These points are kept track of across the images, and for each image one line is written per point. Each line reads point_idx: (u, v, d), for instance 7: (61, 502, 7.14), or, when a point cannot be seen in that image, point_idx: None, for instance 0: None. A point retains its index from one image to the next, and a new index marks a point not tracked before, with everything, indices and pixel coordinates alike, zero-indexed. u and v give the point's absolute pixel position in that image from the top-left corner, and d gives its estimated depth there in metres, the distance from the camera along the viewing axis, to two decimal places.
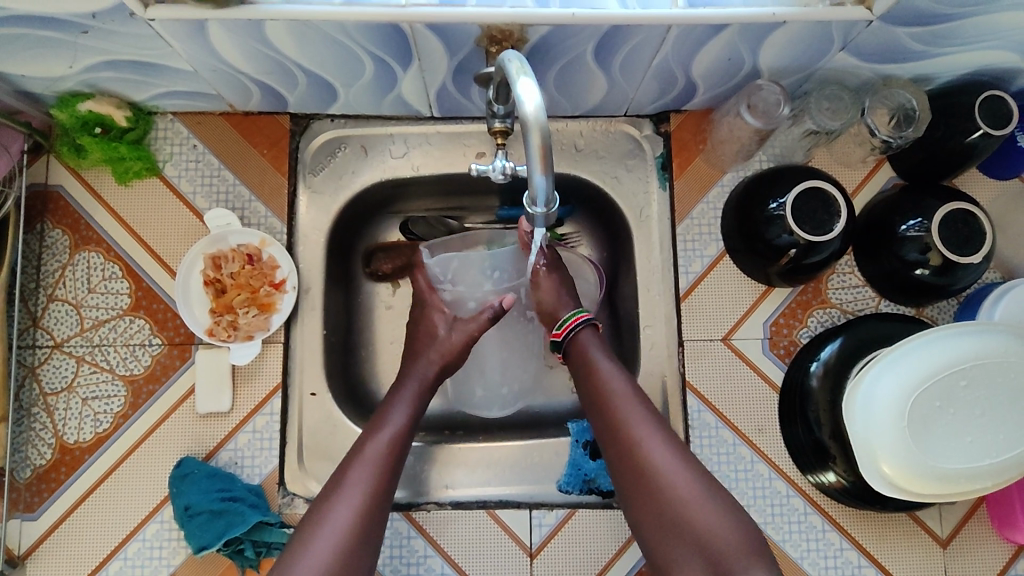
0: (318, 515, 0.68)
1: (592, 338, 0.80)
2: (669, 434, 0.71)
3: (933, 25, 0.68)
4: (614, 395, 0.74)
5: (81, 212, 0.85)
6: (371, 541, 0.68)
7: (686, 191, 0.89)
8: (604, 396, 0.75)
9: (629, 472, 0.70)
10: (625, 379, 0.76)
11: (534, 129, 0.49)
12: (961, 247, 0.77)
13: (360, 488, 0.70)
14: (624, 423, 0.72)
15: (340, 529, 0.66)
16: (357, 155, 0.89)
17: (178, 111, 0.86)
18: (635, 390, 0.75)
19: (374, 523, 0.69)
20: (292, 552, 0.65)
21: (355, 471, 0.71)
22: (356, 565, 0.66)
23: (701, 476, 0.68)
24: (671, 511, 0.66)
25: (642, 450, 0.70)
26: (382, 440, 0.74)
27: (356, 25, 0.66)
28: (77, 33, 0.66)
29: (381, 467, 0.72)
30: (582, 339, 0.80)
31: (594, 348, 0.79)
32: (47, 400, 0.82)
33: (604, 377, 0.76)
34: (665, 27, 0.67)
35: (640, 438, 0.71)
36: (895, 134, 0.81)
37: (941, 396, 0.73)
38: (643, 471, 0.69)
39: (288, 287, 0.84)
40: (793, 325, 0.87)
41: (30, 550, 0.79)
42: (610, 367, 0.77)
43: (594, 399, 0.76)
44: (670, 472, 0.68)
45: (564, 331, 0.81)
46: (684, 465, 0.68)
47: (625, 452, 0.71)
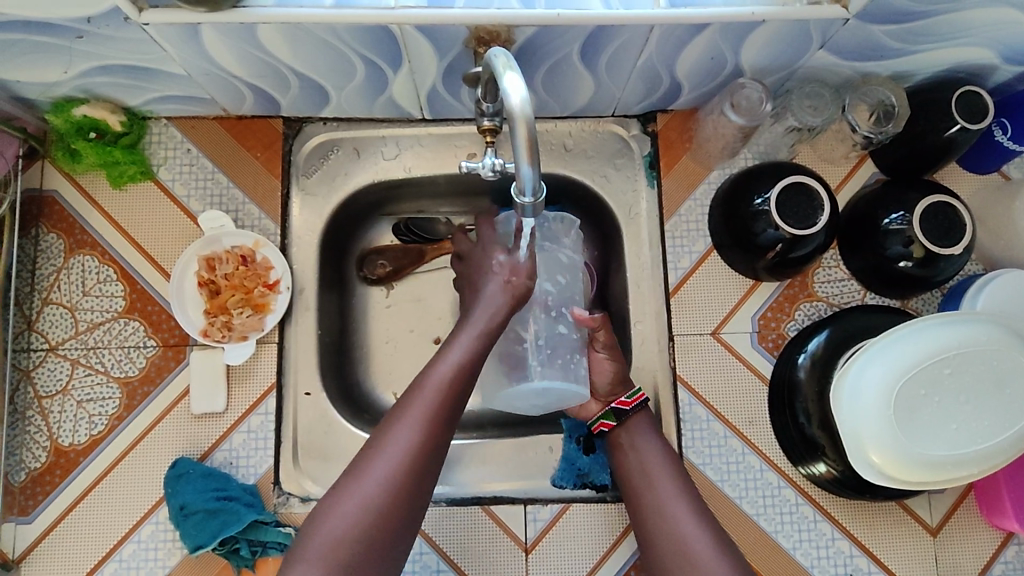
0: (371, 447, 0.68)
1: (644, 418, 0.81)
2: (702, 512, 0.73)
3: (908, 22, 0.70)
4: (652, 478, 0.76)
5: (75, 216, 0.86)
6: (423, 476, 0.67)
7: (674, 188, 0.91)
8: (647, 474, 0.76)
9: (660, 545, 0.72)
10: (665, 458, 0.77)
11: (519, 121, 0.51)
12: (942, 238, 0.78)
13: (416, 425, 0.68)
14: (657, 497, 0.75)
15: (391, 465, 0.66)
16: (349, 157, 0.91)
17: (173, 116, 0.87)
18: (672, 467, 0.77)
19: (427, 455, 0.67)
20: (344, 481, 0.66)
21: (413, 410, 0.68)
22: (403, 499, 0.66)
23: (728, 553, 0.70)
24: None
25: (670, 524, 0.72)
26: (443, 373, 0.70)
27: (347, 28, 0.67)
28: (72, 37, 0.68)
29: (439, 404, 0.69)
30: (635, 418, 0.80)
31: (639, 431, 0.80)
32: (42, 403, 0.82)
33: (647, 458, 0.77)
34: (649, 27, 0.69)
35: (671, 514, 0.73)
36: (875, 130, 0.83)
37: (926, 384, 0.75)
38: (672, 545, 0.71)
39: (281, 287, 0.85)
40: (780, 319, 0.88)
41: (24, 553, 0.79)
42: (655, 447, 0.78)
43: (634, 473, 0.77)
44: (700, 548, 0.70)
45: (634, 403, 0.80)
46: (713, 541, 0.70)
47: (656, 524, 0.73)
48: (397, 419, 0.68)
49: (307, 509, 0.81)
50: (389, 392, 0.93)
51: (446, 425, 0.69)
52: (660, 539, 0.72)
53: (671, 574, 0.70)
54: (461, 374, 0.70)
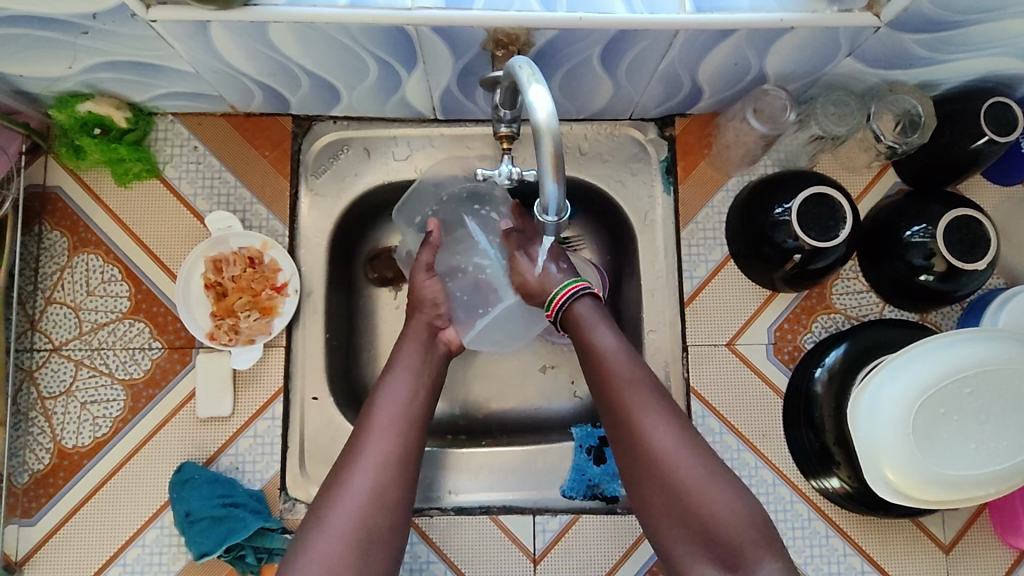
0: (336, 486, 0.68)
1: (590, 306, 0.77)
2: (662, 402, 0.70)
3: (941, 31, 0.68)
4: (611, 370, 0.72)
5: (79, 214, 0.84)
6: (394, 505, 0.68)
7: (691, 195, 0.89)
8: (606, 368, 0.73)
9: (627, 446, 0.69)
10: (622, 351, 0.73)
11: (545, 136, 0.48)
12: (966, 253, 0.77)
13: (377, 457, 0.70)
14: (615, 393, 0.71)
15: (360, 497, 0.67)
16: (359, 157, 0.89)
17: (179, 112, 0.85)
18: (630, 357, 0.73)
19: (401, 451, 0.71)
20: (313, 524, 0.66)
21: (370, 445, 0.71)
22: (378, 529, 0.66)
23: (694, 447, 0.68)
24: (665, 481, 0.66)
25: (633, 424, 0.69)
26: (389, 409, 0.74)
27: (360, 28, 0.65)
28: (77, 33, 0.66)
29: (393, 432, 0.72)
30: (577, 308, 0.76)
31: (591, 319, 0.76)
32: (45, 404, 0.81)
33: (602, 349, 0.73)
34: (673, 32, 0.67)
35: (632, 410, 0.70)
36: (900, 140, 0.80)
37: (946, 402, 0.73)
38: (636, 447, 0.69)
39: (290, 290, 0.83)
40: (797, 331, 0.86)
41: (28, 556, 0.78)
42: (607, 335, 0.74)
43: (593, 369, 0.74)
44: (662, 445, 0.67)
45: (558, 305, 0.78)
46: (674, 434, 0.68)
47: (620, 425, 0.70)
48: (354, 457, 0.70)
49: None
50: None
51: (407, 453, 0.72)
52: (625, 440, 0.70)
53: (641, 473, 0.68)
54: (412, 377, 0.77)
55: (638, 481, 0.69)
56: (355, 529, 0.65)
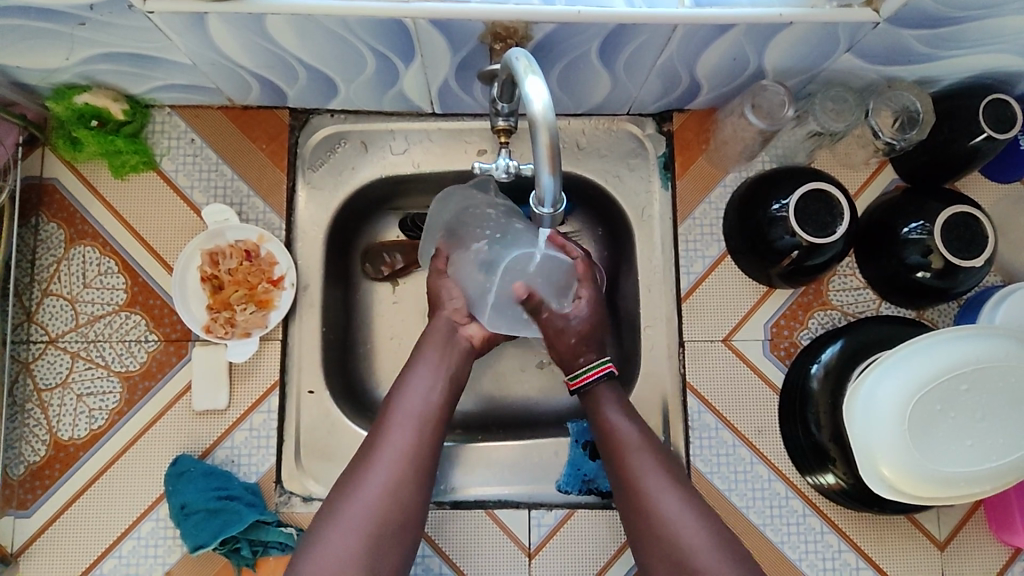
0: (349, 481, 0.70)
1: (607, 389, 0.78)
2: (675, 482, 0.71)
3: (941, 27, 0.68)
4: (624, 445, 0.74)
5: (76, 206, 0.84)
6: (406, 501, 0.69)
7: (688, 191, 0.88)
8: (620, 450, 0.74)
9: (638, 525, 0.71)
10: (637, 429, 0.75)
11: (542, 128, 0.48)
12: (963, 250, 0.77)
13: (392, 456, 0.71)
14: (629, 473, 0.72)
15: (372, 494, 0.68)
16: (357, 151, 0.89)
17: (176, 104, 0.85)
18: (645, 440, 0.74)
19: (411, 481, 0.70)
20: (325, 518, 0.68)
21: (385, 449, 0.71)
22: (388, 526, 0.68)
23: (706, 525, 0.69)
24: (676, 560, 0.67)
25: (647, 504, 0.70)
26: (409, 406, 0.75)
27: (358, 21, 0.65)
28: (73, 24, 0.65)
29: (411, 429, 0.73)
30: (597, 389, 0.78)
31: (607, 398, 0.77)
32: (41, 396, 0.81)
33: (616, 430, 0.75)
34: (671, 27, 0.67)
35: (645, 490, 0.71)
36: (899, 137, 0.80)
37: (941, 399, 0.73)
38: (648, 527, 0.70)
39: (286, 284, 0.83)
40: (793, 327, 0.86)
41: (23, 547, 0.78)
42: (622, 416, 0.76)
43: (607, 450, 0.75)
44: (676, 525, 0.68)
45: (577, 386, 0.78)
46: (687, 514, 0.69)
47: (631, 504, 0.71)
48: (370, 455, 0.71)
49: (309, 508, 0.80)
50: None
51: (424, 447, 0.73)
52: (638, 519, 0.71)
53: (651, 553, 0.69)
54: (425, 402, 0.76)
55: (647, 559, 0.70)
56: (365, 526, 0.67)
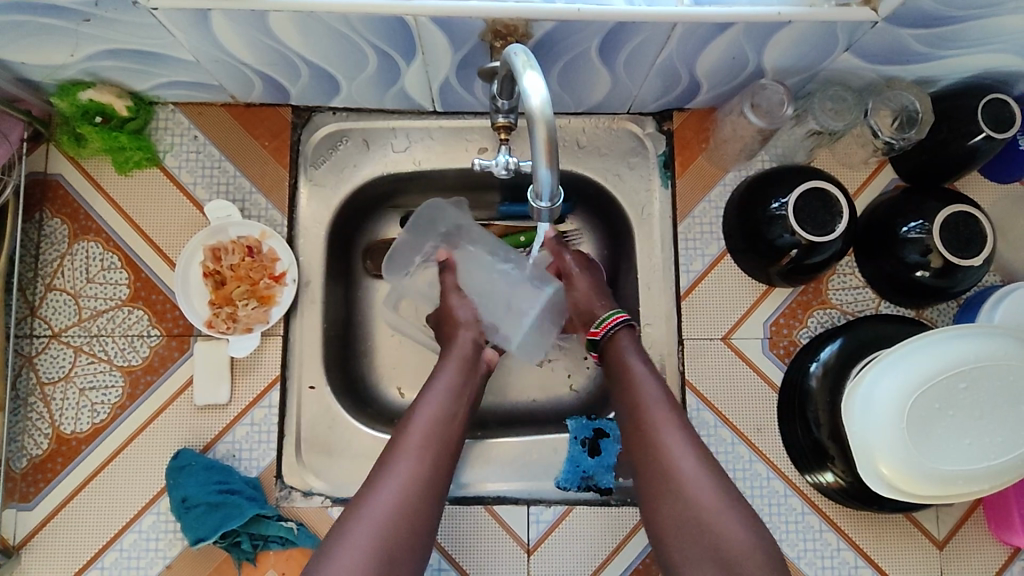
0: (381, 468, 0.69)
1: (629, 336, 0.80)
2: (689, 431, 0.72)
3: (939, 27, 0.68)
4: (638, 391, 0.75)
5: (80, 202, 0.85)
6: (430, 495, 0.68)
7: (688, 189, 0.89)
8: (636, 394, 0.75)
9: (648, 470, 0.70)
10: (652, 377, 0.76)
11: (539, 122, 0.49)
12: (962, 249, 0.77)
13: (427, 430, 0.72)
14: (645, 419, 0.73)
15: (399, 484, 0.67)
16: (358, 149, 0.89)
17: (180, 101, 0.86)
18: (660, 387, 0.75)
19: (443, 460, 0.71)
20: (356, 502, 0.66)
21: (420, 423, 0.73)
22: (414, 514, 0.66)
23: (719, 485, 0.68)
24: (685, 508, 0.67)
25: (660, 448, 0.71)
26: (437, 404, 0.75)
27: (360, 18, 0.66)
28: (79, 20, 0.66)
29: (437, 426, 0.73)
30: (619, 339, 0.80)
31: (627, 346, 0.80)
32: (44, 390, 0.81)
33: (638, 376, 0.76)
34: (670, 25, 0.67)
35: (660, 436, 0.71)
36: (897, 136, 0.81)
37: (940, 398, 0.73)
38: (660, 472, 0.69)
39: (288, 280, 0.84)
40: (792, 325, 0.87)
41: (25, 540, 0.79)
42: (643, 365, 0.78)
43: (623, 396, 0.76)
44: (688, 474, 0.68)
45: (603, 330, 0.81)
46: (698, 462, 0.69)
47: (645, 449, 0.71)
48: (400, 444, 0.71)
49: (309, 503, 0.81)
50: (392, 387, 0.92)
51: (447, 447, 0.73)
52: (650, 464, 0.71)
53: (659, 498, 0.69)
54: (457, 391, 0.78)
55: (655, 508, 0.69)
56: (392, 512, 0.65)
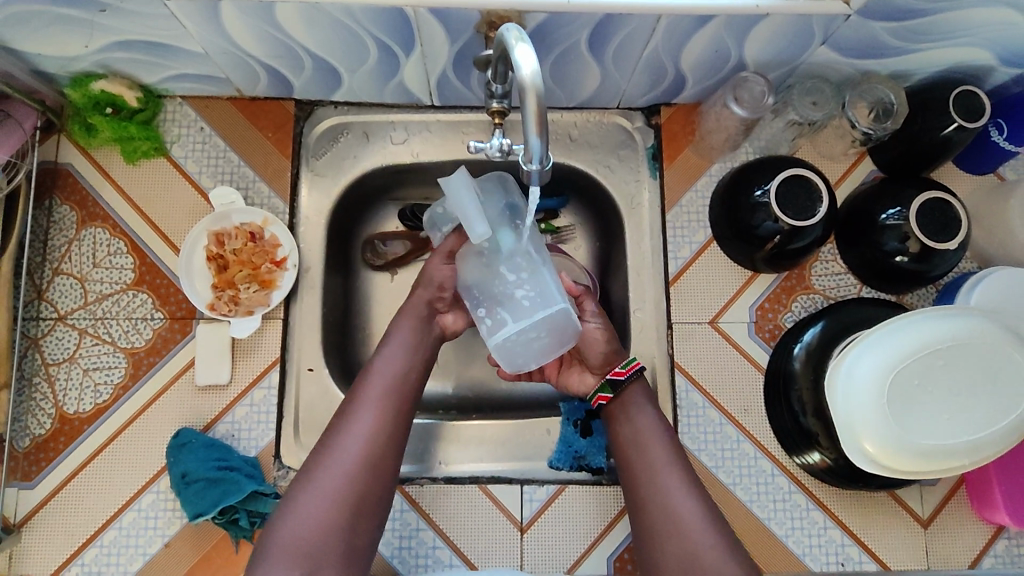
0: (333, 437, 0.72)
1: (642, 389, 0.78)
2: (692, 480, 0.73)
3: (908, 20, 0.72)
4: (652, 445, 0.74)
5: (89, 189, 0.88)
6: (392, 441, 0.72)
7: (675, 180, 0.92)
8: (646, 446, 0.75)
9: (653, 521, 0.71)
10: (660, 426, 0.76)
11: (530, 93, 0.52)
12: (938, 233, 0.80)
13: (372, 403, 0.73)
14: (649, 467, 0.73)
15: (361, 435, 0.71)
16: (359, 141, 0.93)
17: (187, 95, 0.89)
18: (670, 439, 0.75)
19: (389, 433, 0.72)
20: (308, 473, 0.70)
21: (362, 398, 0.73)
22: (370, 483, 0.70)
23: (714, 521, 0.70)
24: (685, 551, 0.68)
25: (662, 500, 0.71)
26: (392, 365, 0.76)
27: (363, 9, 0.69)
28: (95, 11, 0.70)
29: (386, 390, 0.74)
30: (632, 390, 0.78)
31: (639, 400, 0.78)
32: (49, 370, 0.83)
33: (644, 431, 0.75)
34: (655, 17, 0.71)
35: (663, 487, 0.72)
36: (875, 126, 0.84)
37: (919, 374, 0.76)
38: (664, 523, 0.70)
39: (288, 265, 0.86)
40: (777, 310, 0.89)
41: (26, 518, 0.80)
42: (650, 416, 0.77)
43: (632, 448, 0.75)
44: (691, 523, 0.69)
45: (630, 372, 0.77)
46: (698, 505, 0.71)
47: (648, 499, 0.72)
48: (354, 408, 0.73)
49: None
50: None
51: (403, 414, 0.74)
52: (653, 513, 0.71)
53: (659, 542, 0.70)
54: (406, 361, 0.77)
55: (658, 557, 0.70)
56: (347, 486, 0.69)
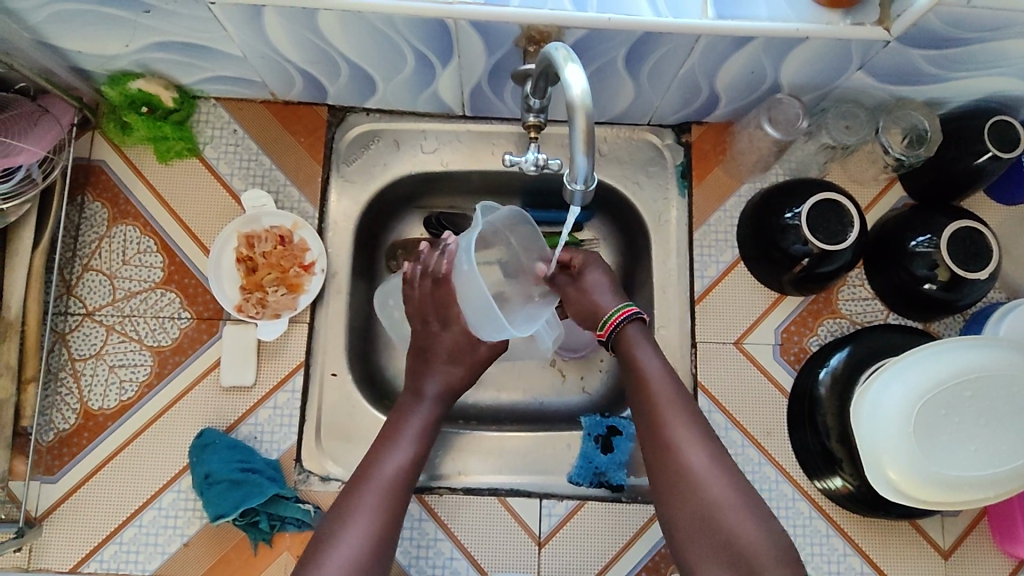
0: (324, 548, 0.69)
1: (638, 329, 0.79)
2: (702, 428, 0.73)
3: (948, 48, 0.72)
4: (656, 390, 0.75)
5: (121, 187, 0.88)
6: (386, 550, 0.71)
7: (704, 199, 0.92)
8: (649, 389, 0.75)
9: (663, 467, 0.72)
10: (662, 367, 0.76)
11: (579, 111, 0.52)
12: (969, 262, 0.80)
13: (371, 511, 0.72)
14: (657, 411, 0.74)
15: (359, 542, 0.70)
16: (389, 148, 0.93)
17: (221, 97, 0.90)
18: (672, 381, 0.76)
19: (385, 539, 0.72)
20: None
21: (362, 502, 0.72)
22: None
23: (725, 471, 0.70)
24: (699, 508, 0.69)
25: (671, 448, 0.72)
26: (389, 474, 0.75)
27: (403, 19, 0.70)
28: (139, 11, 0.70)
29: (386, 498, 0.73)
30: (628, 334, 0.79)
31: (637, 340, 0.78)
32: (75, 366, 0.84)
33: (648, 370, 0.76)
34: (694, 37, 0.71)
35: (671, 432, 0.72)
36: (908, 153, 0.84)
37: (947, 404, 0.75)
38: (675, 472, 0.71)
39: (316, 269, 0.87)
40: (803, 333, 0.89)
41: (47, 512, 0.80)
42: (655, 358, 0.77)
43: (636, 389, 0.76)
44: (701, 469, 0.70)
45: (610, 331, 0.80)
46: (711, 459, 0.71)
47: (658, 450, 0.72)
48: (347, 515, 0.71)
49: (326, 488, 0.83)
50: None
51: (397, 521, 0.73)
52: (660, 460, 0.72)
53: (671, 498, 0.71)
54: (406, 470, 0.76)
55: (671, 510, 0.71)
56: None
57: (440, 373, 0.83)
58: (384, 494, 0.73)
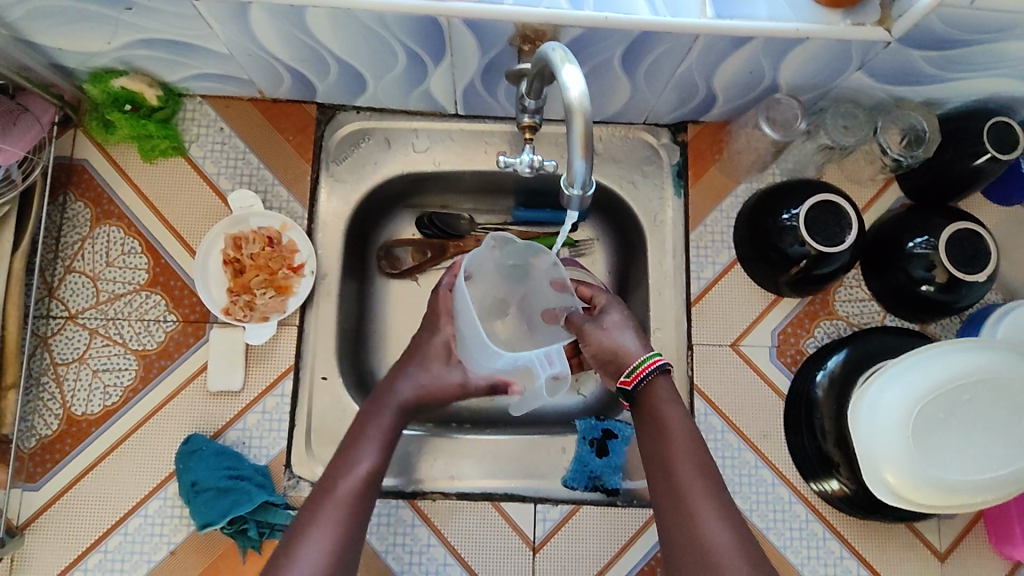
0: (283, 560, 0.66)
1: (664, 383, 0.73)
2: (722, 496, 0.67)
3: (948, 49, 0.71)
4: (675, 450, 0.69)
5: (104, 186, 0.86)
6: (349, 562, 0.68)
7: (700, 199, 0.91)
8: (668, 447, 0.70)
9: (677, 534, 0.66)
10: (687, 425, 0.71)
11: (578, 115, 0.51)
12: (966, 264, 0.79)
13: (332, 520, 0.69)
14: (677, 477, 0.68)
15: (320, 553, 0.66)
16: (380, 147, 0.91)
17: (208, 94, 0.88)
18: (696, 441, 0.70)
19: (348, 548, 0.68)
20: None
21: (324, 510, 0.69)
22: None
23: (744, 545, 0.64)
24: None
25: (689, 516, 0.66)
26: (352, 480, 0.72)
27: (394, 17, 0.68)
28: (121, 8, 0.68)
29: (348, 505, 0.70)
30: (655, 387, 0.73)
31: (664, 396, 0.73)
32: (57, 370, 0.82)
33: (670, 428, 0.70)
34: (693, 37, 0.70)
35: (691, 498, 0.67)
36: (906, 153, 0.83)
37: (945, 407, 0.75)
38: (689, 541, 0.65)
39: (306, 271, 0.85)
40: (800, 335, 0.88)
41: (29, 521, 0.78)
42: (680, 415, 0.72)
43: (656, 446, 0.71)
44: (717, 540, 0.64)
45: (635, 380, 0.74)
46: (730, 530, 0.65)
47: (675, 513, 0.67)
48: (310, 526, 0.68)
49: None
50: None
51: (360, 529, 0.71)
52: (675, 526, 0.67)
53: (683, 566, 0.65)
54: (370, 476, 0.73)
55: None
56: None
57: (415, 374, 0.81)
58: (348, 500, 0.71)
